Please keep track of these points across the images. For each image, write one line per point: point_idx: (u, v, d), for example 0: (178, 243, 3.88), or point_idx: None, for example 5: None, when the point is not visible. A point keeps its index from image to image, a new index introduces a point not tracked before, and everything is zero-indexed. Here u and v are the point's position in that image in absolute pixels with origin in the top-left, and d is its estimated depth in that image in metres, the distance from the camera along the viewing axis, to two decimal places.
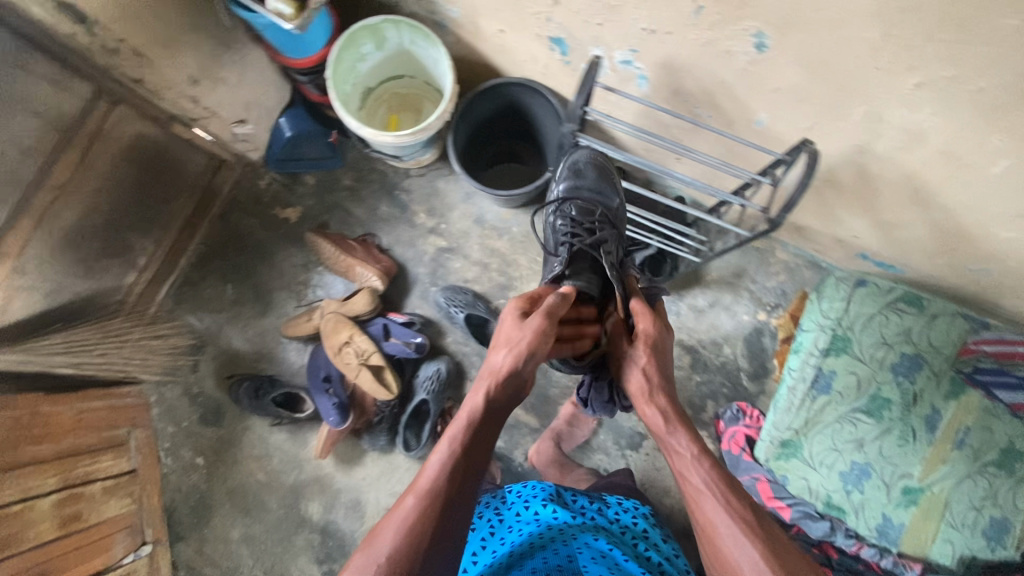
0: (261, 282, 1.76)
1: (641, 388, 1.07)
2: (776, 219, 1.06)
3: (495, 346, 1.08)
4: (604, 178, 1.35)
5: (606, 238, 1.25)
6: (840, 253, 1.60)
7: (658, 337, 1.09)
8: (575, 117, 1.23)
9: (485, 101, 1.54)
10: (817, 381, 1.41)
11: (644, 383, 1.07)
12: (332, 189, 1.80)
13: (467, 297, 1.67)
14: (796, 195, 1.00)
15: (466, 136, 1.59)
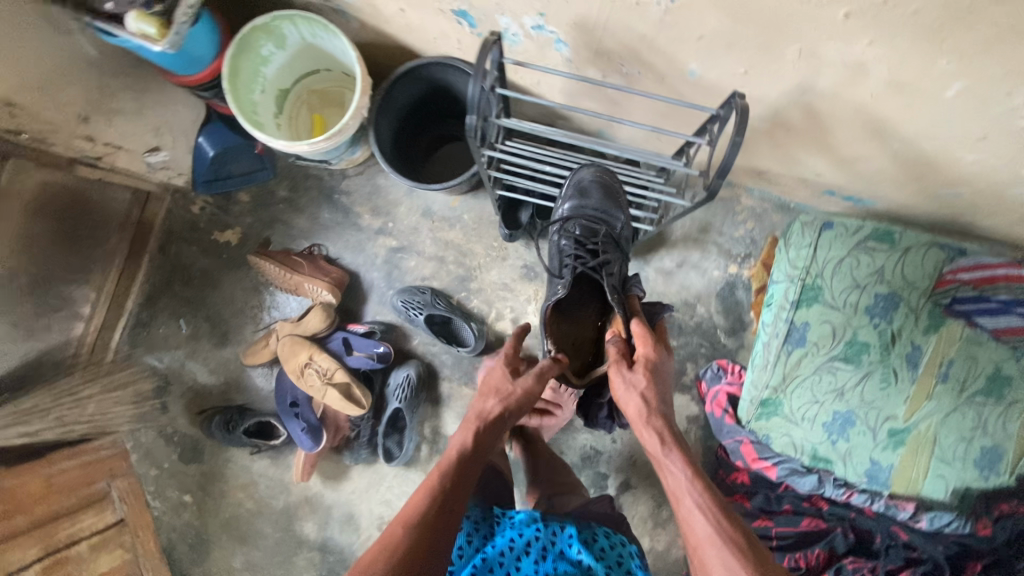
0: (215, 312, 1.70)
1: (638, 412, 1.03)
2: (713, 187, 0.96)
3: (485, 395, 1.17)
4: (609, 198, 1.29)
5: (610, 259, 1.24)
6: (805, 192, 1.50)
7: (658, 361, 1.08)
8: (490, 95, 1.12)
9: (405, 87, 1.42)
10: (790, 335, 1.34)
11: (642, 408, 1.03)
12: (268, 203, 1.71)
13: (426, 296, 1.59)
14: (729, 157, 0.90)
15: (393, 128, 1.48)
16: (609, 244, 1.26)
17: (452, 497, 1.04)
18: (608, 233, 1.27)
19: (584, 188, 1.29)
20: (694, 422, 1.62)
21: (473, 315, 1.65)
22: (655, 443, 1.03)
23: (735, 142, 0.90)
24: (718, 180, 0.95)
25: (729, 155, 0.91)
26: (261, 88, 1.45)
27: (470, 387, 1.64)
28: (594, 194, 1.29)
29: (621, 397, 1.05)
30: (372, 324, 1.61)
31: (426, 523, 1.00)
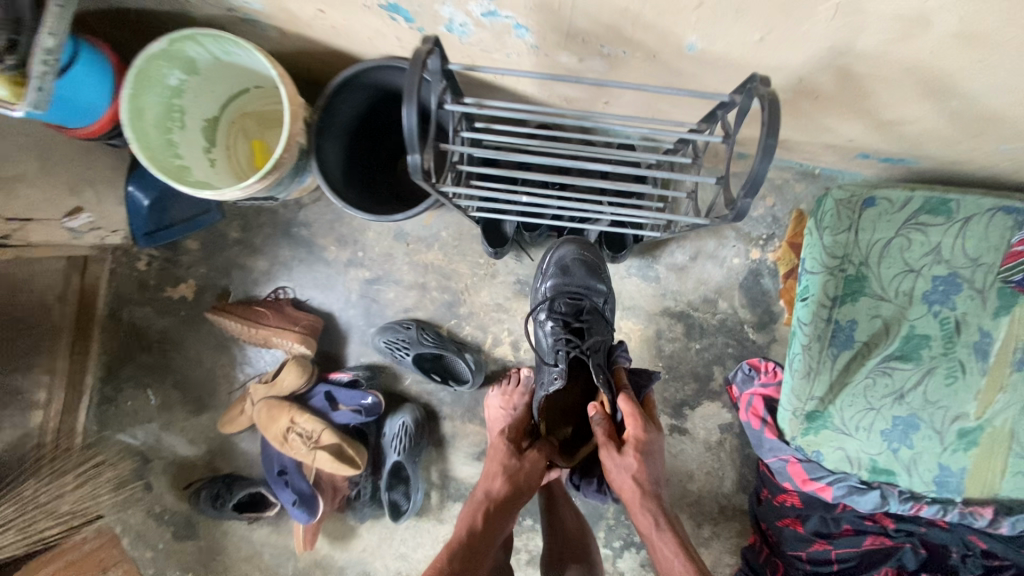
0: (183, 376, 1.53)
1: (631, 492, 1.05)
2: (741, 209, 0.74)
3: (489, 473, 1.12)
4: (593, 275, 1.28)
5: (598, 338, 1.25)
6: (833, 157, 1.28)
7: (648, 442, 1.10)
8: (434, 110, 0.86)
9: (349, 97, 1.18)
10: (834, 336, 1.15)
11: (632, 487, 1.05)
12: (220, 247, 1.51)
13: (411, 333, 1.40)
14: (761, 169, 0.69)
15: (343, 147, 1.24)
16: (594, 321, 1.28)
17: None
18: (593, 308, 1.28)
19: (566, 266, 1.28)
20: (729, 431, 1.45)
21: (468, 344, 1.47)
22: (648, 523, 1.04)
23: (768, 143, 0.68)
24: (746, 196, 0.73)
25: (761, 162, 0.69)
26: (180, 125, 1.23)
27: (475, 424, 1.47)
28: (577, 271, 1.27)
29: (611, 475, 1.08)
30: (356, 371, 1.43)
31: None
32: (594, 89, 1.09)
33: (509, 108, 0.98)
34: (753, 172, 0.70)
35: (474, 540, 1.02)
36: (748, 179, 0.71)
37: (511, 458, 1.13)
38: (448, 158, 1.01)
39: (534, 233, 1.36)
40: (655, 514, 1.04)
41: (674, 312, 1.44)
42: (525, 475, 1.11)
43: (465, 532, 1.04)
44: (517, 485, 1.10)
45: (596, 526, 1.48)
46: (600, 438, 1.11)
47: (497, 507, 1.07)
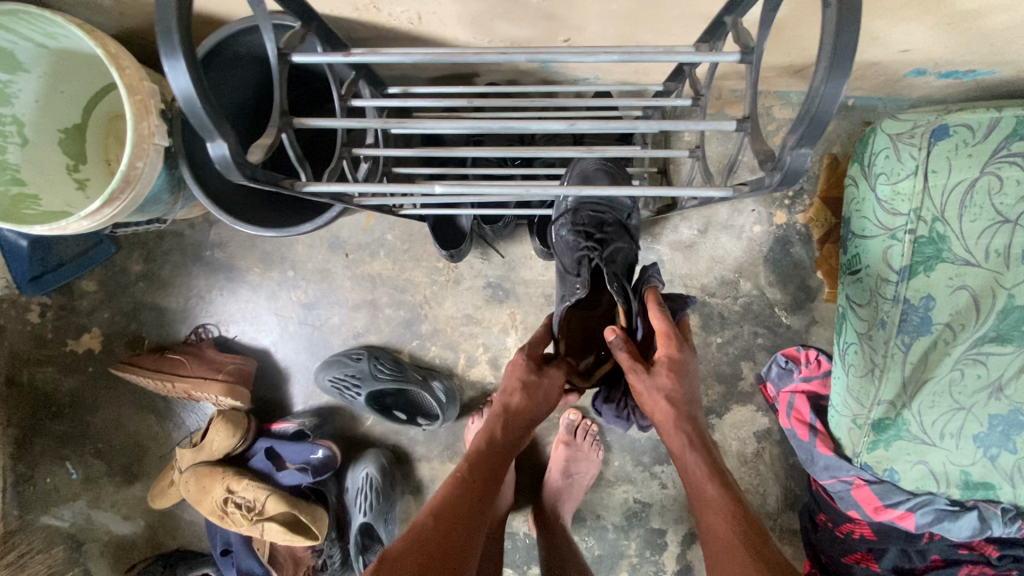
0: (104, 443, 1.27)
1: (663, 413, 0.76)
2: (790, 163, 0.46)
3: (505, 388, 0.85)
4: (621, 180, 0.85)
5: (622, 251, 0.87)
6: (873, 80, 0.98)
7: (683, 360, 0.79)
8: (283, 75, 0.56)
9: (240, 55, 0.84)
10: (904, 322, 0.85)
11: (665, 406, 0.75)
12: (122, 285, 1.23)
13: (360, 365, 1.12)
14: (827, 100, 0.41)
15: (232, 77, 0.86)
16: (617, 234, 0.88)
17: (455, 527, 0.70)
18: (614, 221, 0.89)
19: (588, 174, 0.83)
20: (767, 439, 1.17)
21: (436, 368, 1.19)
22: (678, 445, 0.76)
23: (840, 44, 0.40)
24: (801, 146, 0.45)
25: (826, 84, 0.40)
26: (16, 141, 0.95)
27: (458, 465, 1.19)
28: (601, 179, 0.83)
29: (642, 400, 0.77)
30: (303, 419, 1.16)
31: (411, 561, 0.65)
32: (546, 22, 0.79)
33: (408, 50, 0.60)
34: (814, 106, 0.42)
35: (480, 473, 0.76)
36: (808, 117, 0.42)
37: (530, 371, 0.84)
38: (340, 141, 0.70)
39: (497, 225, 1.07)
40: (693, 431, 0.76)
41: (685, 302, 1.15)
42: (545, 394, 0.83)
43: (470, 462, 0.77)
44: (535, 405, 0.83)
45: (617, 568, 1.21)
46: (623, 359, 0.79)
47: (508, 429, 0.81)
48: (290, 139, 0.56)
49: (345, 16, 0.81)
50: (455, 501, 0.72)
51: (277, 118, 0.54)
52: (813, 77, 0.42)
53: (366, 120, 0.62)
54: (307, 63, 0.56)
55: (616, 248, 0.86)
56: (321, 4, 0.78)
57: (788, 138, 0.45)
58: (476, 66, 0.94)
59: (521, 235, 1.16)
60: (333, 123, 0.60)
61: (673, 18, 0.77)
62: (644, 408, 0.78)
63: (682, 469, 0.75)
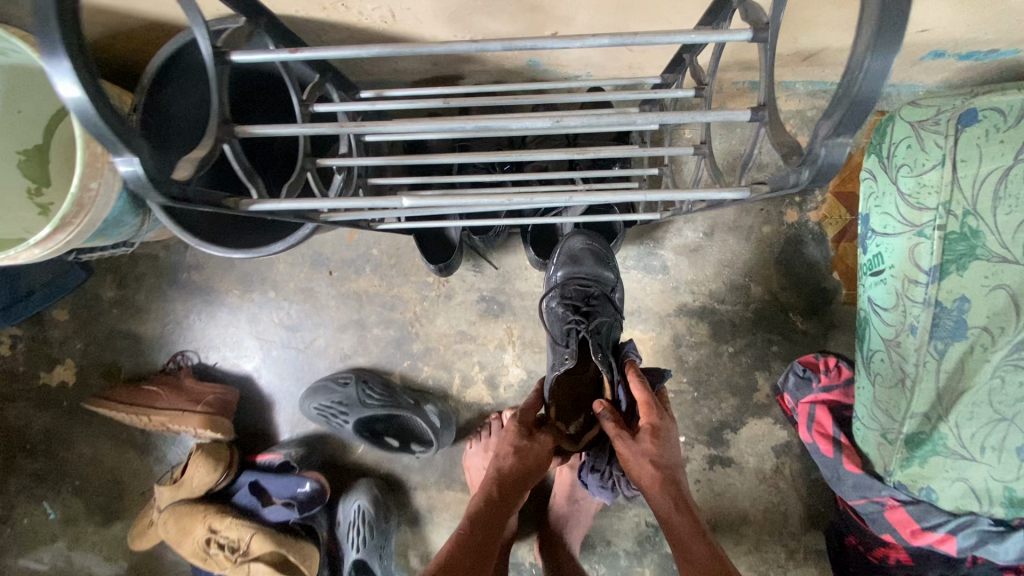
0: (82, 481, 1.19)
1: (651, 481, 0.72)
2: (822, 157, 0.37)
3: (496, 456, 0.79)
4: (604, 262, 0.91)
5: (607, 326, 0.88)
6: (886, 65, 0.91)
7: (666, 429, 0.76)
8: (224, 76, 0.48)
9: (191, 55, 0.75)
10: (936, 327, 0.77)
11: (650, 473, 0.72)
12: (96, 313, 1.16)
13: (347, 393, 1.04)
14: (875, 78, 0.33)
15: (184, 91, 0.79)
16: (602, 307, 0.89)
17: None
18: (601, 293, 0.90)
19: (576, 255, 0.90)
20: (786, 453, 1.09)
21: (429, 390, 1.12)
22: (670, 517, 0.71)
23: (888, 8, 0.32)
24: (838, 136, 0.37)
25: (871, 57, 0.33)
26: None
27: (456, 493, 1.11)
28: (587, 259, 0.90)
29: (630, 471, 0.74)
30: (289, 450, 1.09)
31: None
32: (531, 14, 0.73)
33: (367, 44, 0.50)
34: (854, 87, 0.34)
35: (467, 551, 0.69)
36: (847, 100, 0.34)
37: (520, 436, 0.78)
38: (301, 150, 0.60)
39: (488, 236, 0.99)
40: (681, 497, 0.72)
41: (693, 309, 1.08)
42: (536, 459, 0.77)
43: (457, 542, 0.70)
44: (529, 471, 0.76)
45: None
46: (608, 428, 0.78)
47: (499, 497, 0.74)
48: (233, 149, 0.48)
49: (313, 17, 0.75)
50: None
51: (213, 128, 0.47)
52: (850, 51, 0.34)
53: (319, 125, 0.53)
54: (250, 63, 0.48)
55: (602, 321, 0.87)
56: (285, 4, 0.72)
57: (821, 126, 0.37)
58: (458, 66, 0.88)
59: (514, 244, 1.09)
60: (285, 129, 0.52)
61: (668, 5, 0.71)
62: (630, 476, 0.74)
63: (676, 544, 0.69)
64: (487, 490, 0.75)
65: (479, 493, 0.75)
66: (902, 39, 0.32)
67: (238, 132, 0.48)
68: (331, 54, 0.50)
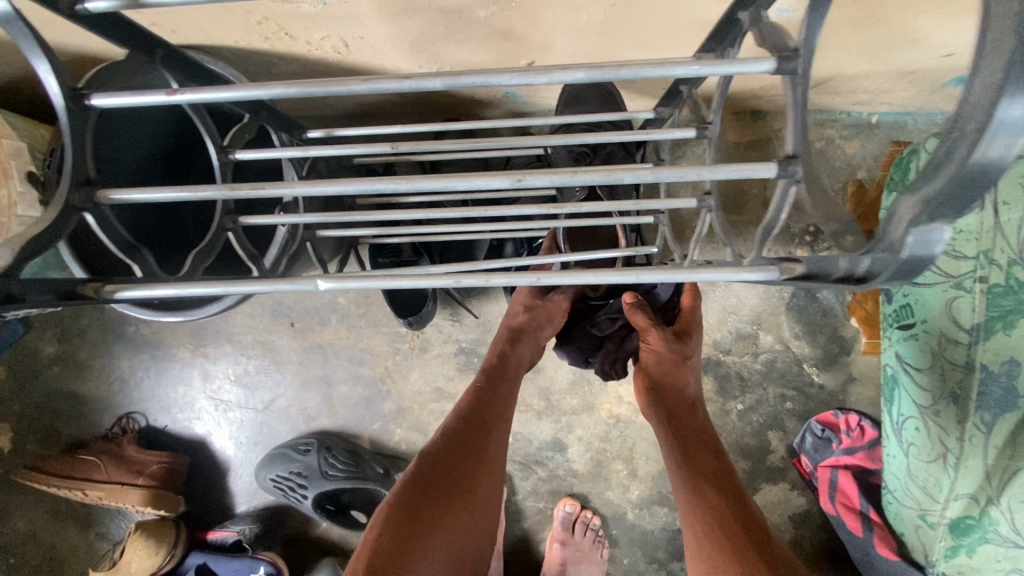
0: (17, 558, 1.06)
1: (667, 375, 0.67)
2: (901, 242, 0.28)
3: (510, 310, 0.75)
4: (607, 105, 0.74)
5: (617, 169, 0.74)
6: (907, 91, 0.81)
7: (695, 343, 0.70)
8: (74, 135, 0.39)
9: None
10: (981, 395, 0.65)
11: (665, 368, 0.67)
12: (33, 371, 1.04)
13: (309, 459, 0.93)
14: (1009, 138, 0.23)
15: None
16: (612, 150, 0.74)
17: (456, 475, 0.55)
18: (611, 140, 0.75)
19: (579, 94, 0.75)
20: (807, 524, 0.96)
21: (402, 456, 0.99)
22: (677, 411, 0.65)
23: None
24: (931, 218, 0.27)
25: (1007, 101, 0.22)
26: None
27: None
28: (593, 101, 0.74)
29: (642, 358, 0.68)
30: (244, 526, 0.98)
31: (434, 476, 0.54)
32: (503, 41, 0.63)
33: (270, 83, 0.39)
34: (970, 149, 0.24)
35: (490, 393, 0.64)
36: (954, 168, 0.24)
37: (536, 295, 0.74)
38: (221, 207, 0.52)
39: None
40: (687, 398, 0.67)
41: None
42: (548, 317, 0.74)
43: (468, 397, 0.63)
44: (540, 333, 0.73)
45: None
46: (638, 320, 0.68)
47: (515, 349, 0.70)
48: (98, 219, 0.42)
49: (257, 48, 0.65)
50: (453, 443, 0.57)
51: (63, 193, 0.40)
52: (960, 103, 0.24)
53: (200, 187, 0.39)
54: (112, 107, 0.39)
55: (613, 156, 0.73)
56: (220, 34, 0.62)
57: (906, 201, 0.27)
58: (425, 99, 0.78)
59: (497, 291, 0.98)
60: (151, 195, 0.39)
61: (658, 31, 0.61)
62: (643, 366, 0.69)
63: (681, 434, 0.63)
64: (503, 339, 0.70)
65: (497, 341, 0.71)
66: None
67: (100, 198, 0.41)
68: (220, 98, 0.38)
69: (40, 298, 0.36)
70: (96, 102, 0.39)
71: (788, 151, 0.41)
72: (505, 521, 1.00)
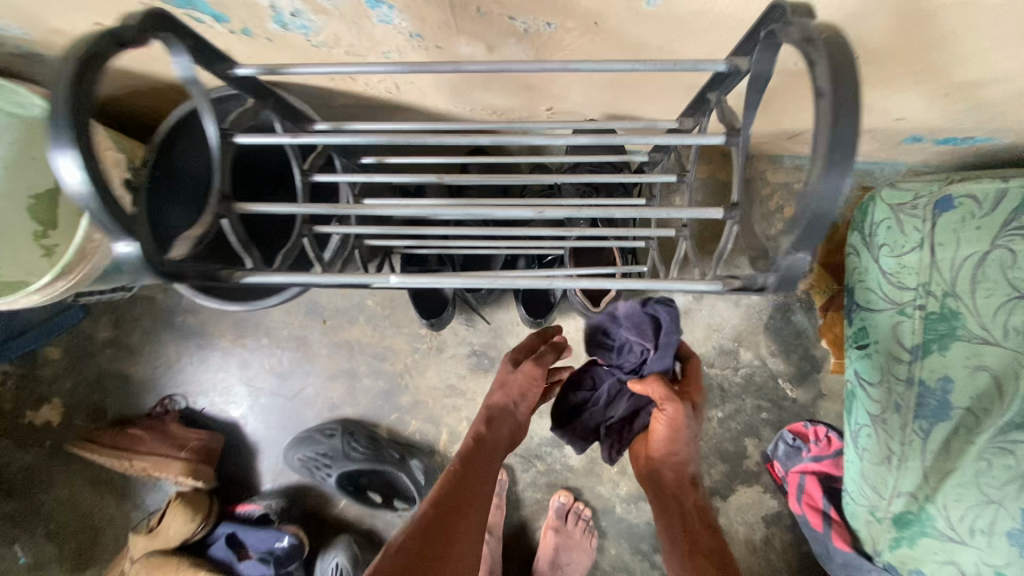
0: (58, 523, 1.16)
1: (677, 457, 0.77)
2: (783, 266, 0.40)
3: (491, 393, 0.82)
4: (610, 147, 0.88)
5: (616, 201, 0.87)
6: (870, 145, 0.93)
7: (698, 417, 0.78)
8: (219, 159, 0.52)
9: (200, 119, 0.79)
10: (920, 405, 0.78)
11: (672, 436, 0.75)
12: (87, 353, 1.16)
13: (333, 443, 1.04)
14: (829, 199, 0.35)
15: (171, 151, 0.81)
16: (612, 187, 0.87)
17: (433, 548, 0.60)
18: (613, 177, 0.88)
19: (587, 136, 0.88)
20: (778, 524, 1.07)
21: (415, 445, 1.10)
22: (679, 483, 0.77)
23: (837, 128, 0.34)
24: (797, 249, 0.39)
25: (818, 175, 0.35)
26: None
27: None
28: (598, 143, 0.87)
29: (656, 422, 0.75)
30: (270, 501, 1.09)
31: (414, 549, 0.60)
32: (527, 91, 0.77)
33: (362, 135, 0.55)
34: (810, 202, 0.36)
35: (468, 473, 0.71)
36: (806, 215, 0.37)
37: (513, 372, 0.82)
38: (300, 219, 0.65)
39: (480, 294, 1.01)
40: (683, 476, 0.77)
41: None
42: (521, 388, 0.80)
43: (445, 480, 0.69)
44: (514, 410, 0.80)
45: None
46: (655, 391, 0.74)
47: (492, 432, 0.78)
48: (232, 224, 0.54)
49: (323, 86, 0.79)
50: (432, 519, 0.63)
51: (214, 203, 0.52)
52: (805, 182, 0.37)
53: (312, 205, 0.54)
54: (253, 144, 0.53)
55: (613, 191, 0.86)
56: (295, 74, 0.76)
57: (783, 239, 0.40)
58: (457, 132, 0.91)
59: (508, 300, 1.10)
60: (277, 208, 0.53)
61: (656, 90, 0.74)
62: (661, 438, 0.76)
63: (679, 504, 0.76)
64: (481, 424, 0.78)
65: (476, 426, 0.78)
66: (853, 160, 0.34)
67: (238, 209, 0.53)
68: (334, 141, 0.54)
69: (197, 277, 0.48)
70: (243, 140, 0.53)
71: (733, 200, 0.53)
72: (505, 508, 1.10)
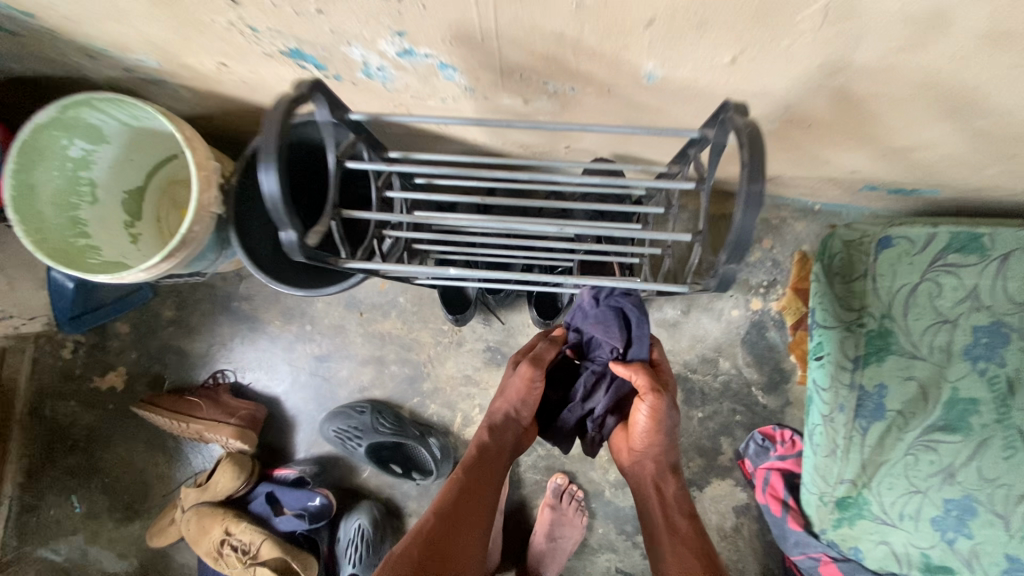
0: (113, 478, 1.31)
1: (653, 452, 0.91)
2: (724, 275, 0.58)
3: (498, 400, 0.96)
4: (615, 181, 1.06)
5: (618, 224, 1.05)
6: (834, 191, 1.11)
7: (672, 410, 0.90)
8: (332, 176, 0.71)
9: None
10: (861, 407, 0.94)
11: (653, 425, 0.87)
12: (152, 329, 1.33)
13: (363, 416, 1.20)
14: (749, 225, 0.53)
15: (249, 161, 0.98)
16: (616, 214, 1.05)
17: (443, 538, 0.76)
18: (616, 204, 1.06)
19: None
20: (746, 513, 1.22)
21: (433, 426, 1.26)
22: (657, 472, 0.91)
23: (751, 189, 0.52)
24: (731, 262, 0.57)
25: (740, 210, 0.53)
26: (89, 200, 1.01)
27: None
28: None
29: (639, 410, 0.87)
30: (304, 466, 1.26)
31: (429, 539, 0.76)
32: (552, 133, 0.95)
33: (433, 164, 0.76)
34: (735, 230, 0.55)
35: (473, 476, 0.86)
36: (732, 240, 0.55)
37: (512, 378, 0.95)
38: (373, 226, 0.87)
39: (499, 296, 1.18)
40: (662, 466, 0.91)
41: None
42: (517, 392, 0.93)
43: (453, 485, 0.84)
44: (513, 416, 0.94)
45: None
46: (642, 382, 0.86)
47: (494, 438, 0.92)
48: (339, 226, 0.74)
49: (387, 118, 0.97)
50: (443, 516, 0.79)
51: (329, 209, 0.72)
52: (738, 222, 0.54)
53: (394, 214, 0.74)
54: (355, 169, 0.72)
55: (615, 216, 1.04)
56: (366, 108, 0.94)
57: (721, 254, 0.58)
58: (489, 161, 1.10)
59: (521, 304, 1.27)
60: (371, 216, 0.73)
61: (655, 139, 0.92)
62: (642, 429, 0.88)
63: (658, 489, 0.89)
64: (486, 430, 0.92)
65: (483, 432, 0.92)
66: (762, 200, 0.53)
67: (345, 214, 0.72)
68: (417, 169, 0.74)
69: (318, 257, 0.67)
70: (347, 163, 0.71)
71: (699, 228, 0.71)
72: (508, 486, 1.26)
